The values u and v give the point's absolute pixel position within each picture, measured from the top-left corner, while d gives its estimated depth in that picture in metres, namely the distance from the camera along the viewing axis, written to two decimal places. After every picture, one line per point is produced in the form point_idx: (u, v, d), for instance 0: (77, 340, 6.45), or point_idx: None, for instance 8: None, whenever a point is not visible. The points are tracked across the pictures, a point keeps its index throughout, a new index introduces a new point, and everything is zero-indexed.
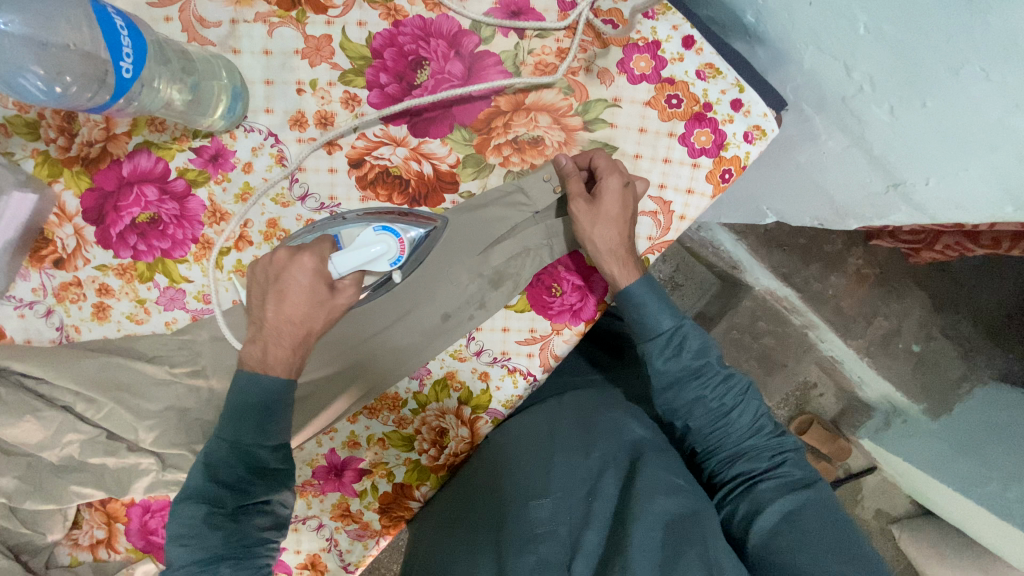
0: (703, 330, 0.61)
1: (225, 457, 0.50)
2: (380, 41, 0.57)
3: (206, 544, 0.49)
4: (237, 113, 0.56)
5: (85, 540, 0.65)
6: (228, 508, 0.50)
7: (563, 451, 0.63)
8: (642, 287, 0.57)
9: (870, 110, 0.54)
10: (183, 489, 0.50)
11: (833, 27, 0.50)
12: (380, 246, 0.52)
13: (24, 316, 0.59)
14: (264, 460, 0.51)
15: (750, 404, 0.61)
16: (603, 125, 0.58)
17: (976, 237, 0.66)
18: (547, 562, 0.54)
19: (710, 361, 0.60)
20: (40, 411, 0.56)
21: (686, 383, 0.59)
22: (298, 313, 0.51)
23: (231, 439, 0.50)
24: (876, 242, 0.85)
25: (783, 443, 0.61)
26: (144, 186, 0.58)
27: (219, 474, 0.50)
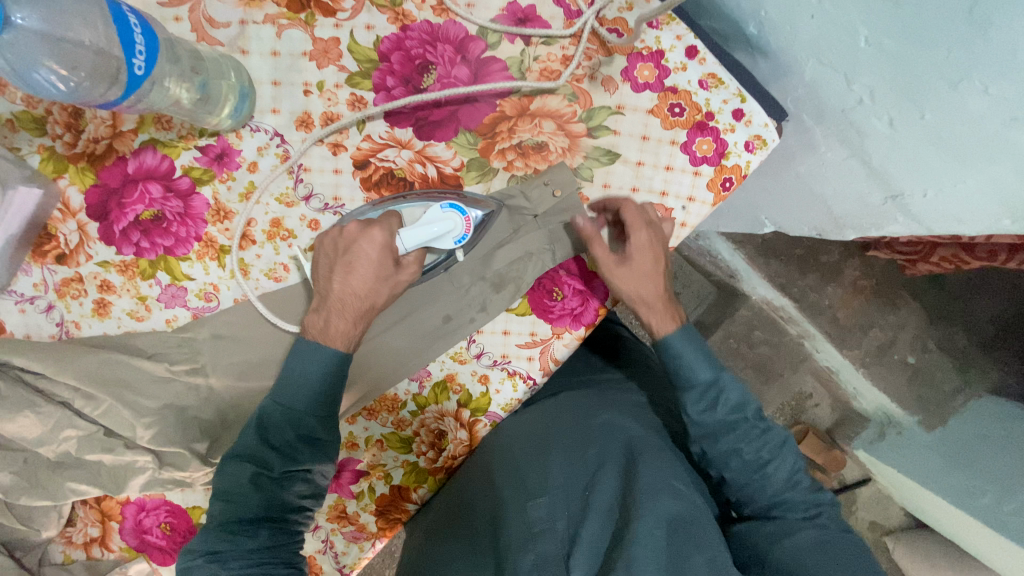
0: (741, 385, 0.62)
1: (277, 421, 0.53)
2: (388, 45, 0.57)
3: (248, 503, 0.53)
4: (243, 113, 0.56)
5: (79, 538, 0.64)
6: (274, 471, 0.53)
7: (561, 451, 0.64)
8: (680, 339, 0.60)
9: (870, 123, 0.55)
10: (235, 447, 0.53)
11: (835, 40, 0.51)
12: (447, 223, 0.55)
13: (24, 311, 0.59)
14: (312, 430, 0.53)
15: (788, 459, 0.61)
16: (607, 132, 0.59)
17: (973, 249, 0.67)
18: (545, 558, 0.56)
19: (747, 416, 0.60)
20: (38, 406, 0.56)
21: (722, 435, 0.60)
22: (364, 286, 0.53)
23: (286, 404, 0.53)
24: (874, 255, 0.86)
25: (820, 499, 0.60)
26: (149, 183, 0.58)
27: (268, 436, 0.53)
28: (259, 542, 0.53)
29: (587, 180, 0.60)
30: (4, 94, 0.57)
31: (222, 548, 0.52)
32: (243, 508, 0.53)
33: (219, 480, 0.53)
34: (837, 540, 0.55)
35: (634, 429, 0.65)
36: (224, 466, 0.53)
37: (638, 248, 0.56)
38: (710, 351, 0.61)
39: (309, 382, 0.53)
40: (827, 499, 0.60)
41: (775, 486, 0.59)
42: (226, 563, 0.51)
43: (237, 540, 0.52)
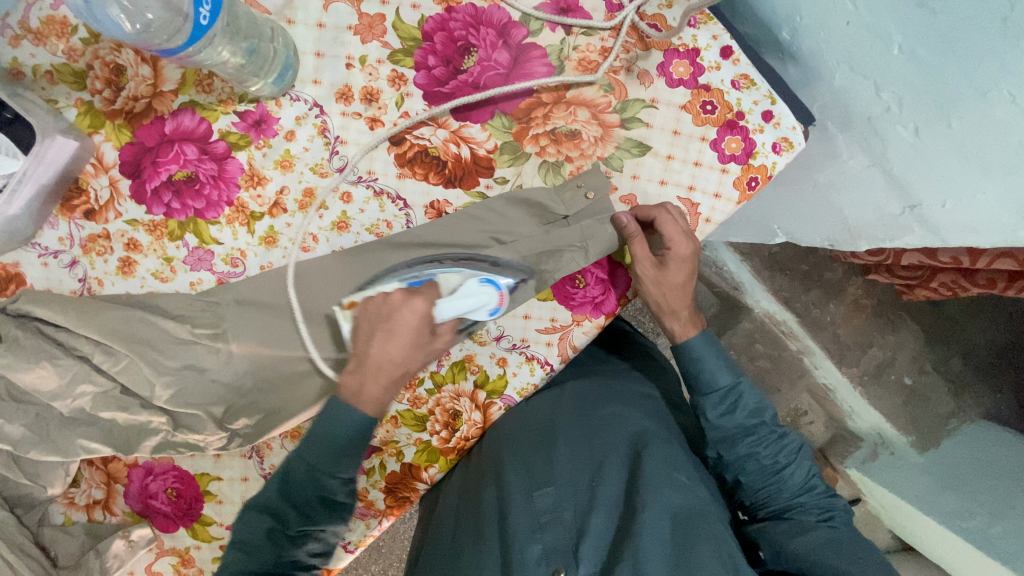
0: (760, 390, 0.63)
1: (300, 480, 0.50)
2: (432, 25, 0.59)
3: (262, 557, 0.51)
4: (286, 81, 0.57)
5: (82, 500, 0.64)
6: (289, 530, 0.51)
7: (568, 440, 0.64)
8: (702, 344, 0.62)
9: (895, 130, 0.57)
10: (255, 495, 0.52)
11: (867, 46, 0.53)
12: (482, 298, 0.54)
13: (47, 264, 0.59)
14: (334, 490, 0.51)
15: (803, 464, 0.62)
16: (639, 125, 0.60)
17: (973, 275, 0.69)
18: (554, 549, 0.56)
19: (765, 421, 0.61)
20: (57, 358, 0.55)
21: (739, 440, 0.61)
22: (400, 352, 0.51)
23: (310, 463, 0.50)
24: (875, 277, 0.88)
25: (832, 503, 0.61)
26: (185, 144, 0.58)
27: (289, 492, 0.51)
28: None
29: (617, 170, 0.61)
30: (46, 45, 0.57)
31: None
32: (258, 562, 0.51)
33: (239, 529, 0.52)
34: (853, 543, 0.55)
35: (641, 419, 0.66)
36: (246, 514, 0.52)
37: (679, 249, 0.57)
38: (730, 357, 0.63)
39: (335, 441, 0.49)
40: (841, 505, 0.61)
41: (789, 488, 0.61)
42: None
43: None
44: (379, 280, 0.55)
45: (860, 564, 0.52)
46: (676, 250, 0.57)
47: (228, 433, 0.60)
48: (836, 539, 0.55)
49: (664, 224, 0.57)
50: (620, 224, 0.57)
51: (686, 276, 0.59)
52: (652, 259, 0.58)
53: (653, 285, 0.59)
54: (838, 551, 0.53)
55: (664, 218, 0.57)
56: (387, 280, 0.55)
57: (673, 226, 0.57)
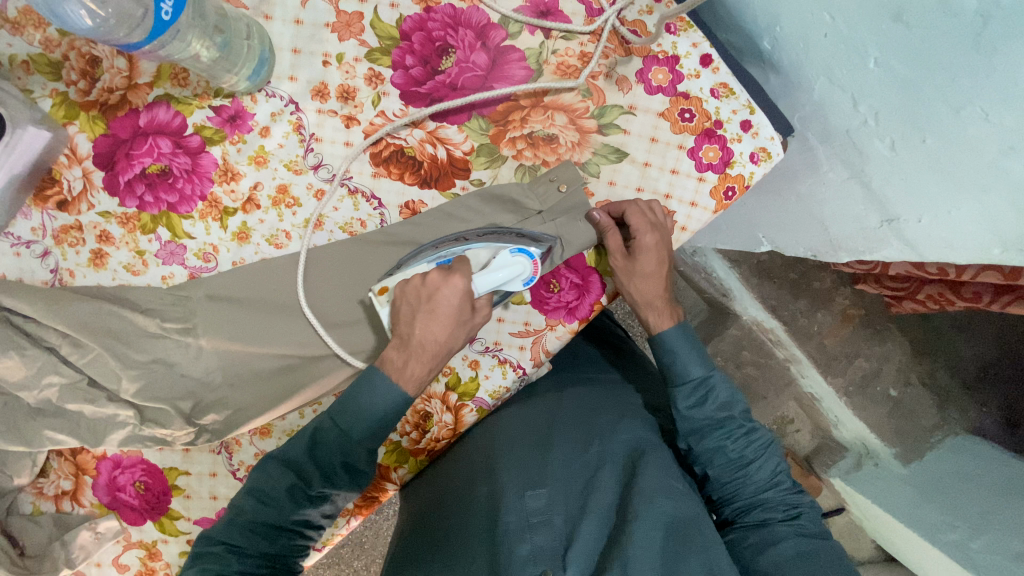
0: (732, 384, 0.62)
1: (328, 443, 0.54)
2: (410, 24, 0.58)
3: (279, 510, 0.54)
4: (261, 77, 0.57)
5: (50, 490, 0.64)
6: (310, 490, 0.54)
7: (563, 442, 0.64)
8: (677, 335, 0.62)
9: (873, 144, 0.56)
10: (281, 448, 0.55)
11: (846, 59, 0.52)
12: (518, 267, 0.53)
13: (19, 254, 0.59)
14: (356, 462, 0.54)
15: (771, 460, 0.62)
16: (617, 131, 0.60)
17: (959, 289, 0.69)
18: (542, 550, 0.55)
19: (734, 414, 0.61)
20: (23, 349, 0.55)
21: (708, 432, 0.61)
22: (442, 333, 0.52)
23: (342, 429, 0.53)
24: (862, 287, 0.88)
25: (799, 500, 0.60)
26: (159, 137, 0.58)
27: (317, 453, 0.54)
28: (275, 547, 0.55)
29: (594, 176, 0.60)
30: (22, 35, 0.57)
31: (242, 543, 0.54)
32: (272, 513, 0.54)
33: (257, 478, 0.55)
34: (817, 549, 0.55)
35: (638, 430, 0.66)
36: (266, 465, 0.55)
37: (645, 239, 0.57)
38: (704, 350, 0.62)
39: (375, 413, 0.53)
40: (807, 500, 0.60)
41: (755, 484, 0.61)
42: (241, 557, 0.53)
43: (256, 540, 0.54)
44: (406, 264, 0.55)
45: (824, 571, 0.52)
46: (642, 240, 0.56)
47: (196, 428, 0.60)
48: (804, 545, 0.55)
49: (633, 213, 0.57)
50: (593, 216, 0.58)
51: (657, 266, 0.58)
52: (620, 250, 0.58)
53: (624, 275, 0.59)
54: (804, 560, 0.53)
55: (633, 209, 0.57)
56: (416, 261, 0.55)
57: (640, 218, 0.57)
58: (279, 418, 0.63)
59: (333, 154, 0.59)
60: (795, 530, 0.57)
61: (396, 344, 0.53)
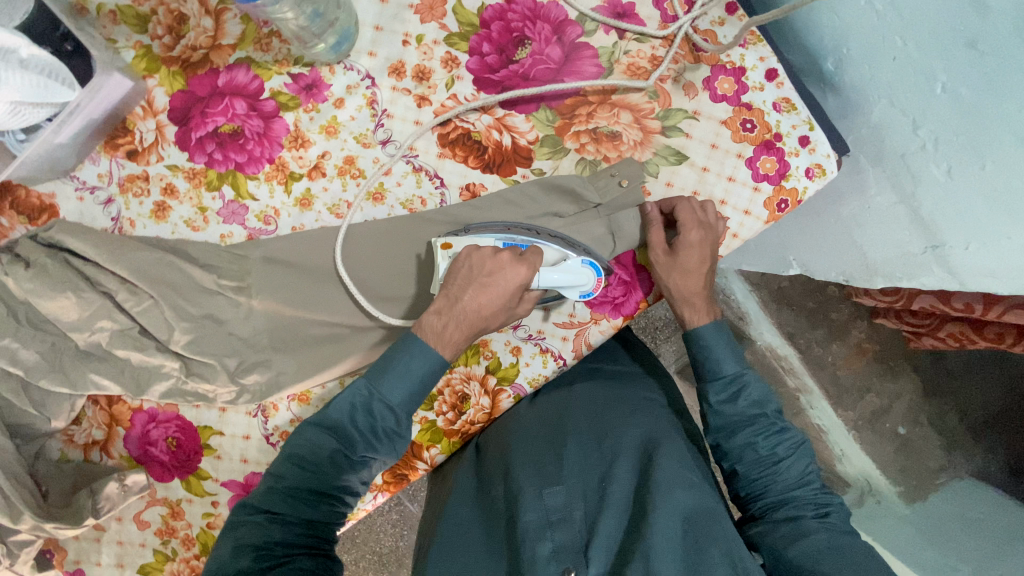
0: (765, 383, 0.62)
1: (368, 407, 0.52)
2: (490, 13, 0.60)
3: (321, 476, 0.52)
4: (342, 50, 0.59)
5: (81, 439, 0.64)
6: (353, 454, 0.52)
7: (576, 438, 0.63)
8: (712, 333, 0.62)
9: (928, 169, 0.58)
10: (319, 415, 0.52)
11: (912, 83, 0.55)
12: (581, 277, 0.55)
13: (82, 199, 0.61)
14: (398, 424, 0.53)
15: (802, 460, 0.60)
16: (679, 134, 0.61)
17: (982, 328, 0.71)
18: (564, 548, 0.55)
19: (766, 413, 0.61)
20: (81, 291, 0.56)
21: (739, 429, 0.60)
22: (485, 309, 0.52)
23: (381, 393, 0.52)
24: (881, 321, 0.89)
25: (829, 498, 0.59)
26: (235, 98, 0.59)
27: (359, 418, 0.52)
28: (318, 515, 0.52)
29: (652, 176, 0.62)
30: None
31: (283, 510, 0.51)
32: (315, 479, 0.51)
33: (294, 444, 0.52)
34: (850, 545, 0.53)
35: (649, 424, 0.64)
36: (305, 430, 0.52)
37: (689, 236, 0.58)
38: (738, 348, 0.62)
39: (417, 375, 0.52)
40: (838, 500, 0.59)
41: (785, 482, 0.59)
42: (284, 526, 0.51)
43: (299, 509, 0.51)
44: (477, 232, 0.57)
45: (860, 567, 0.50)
46: (687, 236, 0.57)
47: (238, 387, 0.60)
48: (837, 540, 0.53)
49: (683, 208, 0.58)
50: (644, 210, 0.59)
51: (698, 262, 0.58)
52: (663, 246, 0.59)
53: (664, 271, 0.59)
54: (837, 555, 0.52)
55: (683, 206, 0.58)
56: (486, 234, 0.56)
57: (689, 214, 0.58)
58: (319, 385, 0.63)
59: (402, 129, 0.61)
60: (827, 527, 0.55)
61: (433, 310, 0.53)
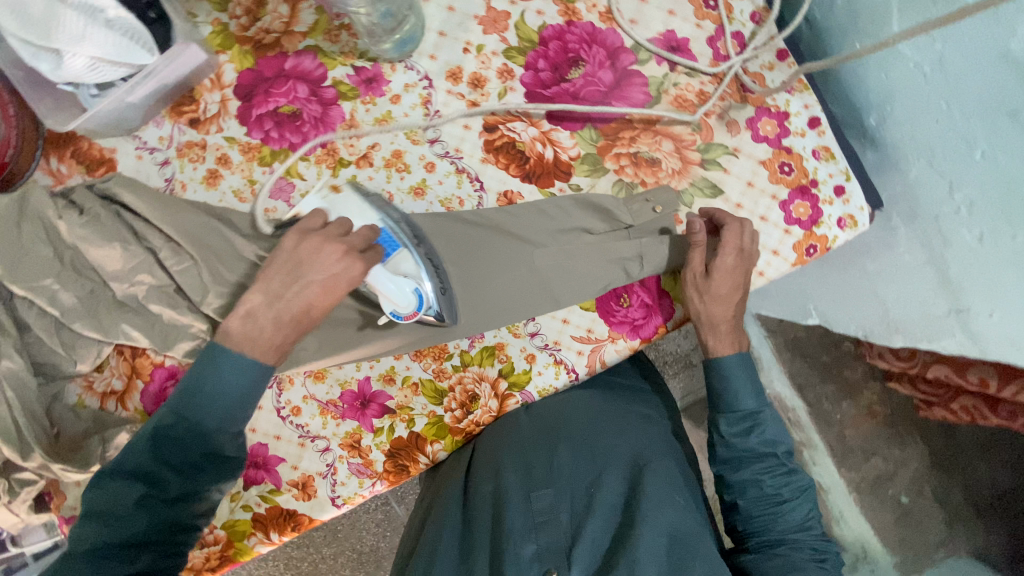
0: (781, 425, 0.62)
1: (179, 437, 0.49)
2: (550, 32, 0.63)
3: (130, 526, 0.48)
4: (405, 50, 0.62)
5: (100, 386, 0.66)
6: (168, 494, 0.49)
7: (570, 443, 0.62)
8: (735, 363, 0.61)
9: (959, 233, 0.59)
10: (113, 464, 0.48)
11: (951, 147, 0.56)
12: (397, 293, 0.52)
13: (141, 157, 0.64)
14: (223, 445, 0.51)
15: (805, 504, 0.60)
16: (718, 168, 0.63)
17: (994, 404, 0.71)
18: (547, 550, 0.55)
19: (777, 453, 0.61)
20: (128, 243, 0.58)
21: (747, 463, 0.61)
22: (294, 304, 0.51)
23: (193, 418, 0.50)
24: (894, 385, 0.89)
25: (825, 546, 0.59)
26: (299, 82, 0.63)
27: (166, 453, 0.49)
28: (135, 568, 0.48)
29: (686, 206, 0.63)
30: None
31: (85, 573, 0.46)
32: (122, 530, 0.48)
33: (93, 498, 0.48)
34: None
35: (642, 440, 0.63)
36: (103, 482, 0.48)
37: (725, 260, 0.58)
38: (759, 385, 0.62)
39: (229, 392, 0.50)
40: (835, 549, 0.59)
41: (786, 523, 0.59)
42: None
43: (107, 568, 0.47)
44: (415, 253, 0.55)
45: None
46: (722, 260, 0.58)
47: None
48: None
49: (727, 233, 0.58)
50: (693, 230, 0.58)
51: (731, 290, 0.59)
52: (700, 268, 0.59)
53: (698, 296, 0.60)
54: None
55: (732, 228, 0.58)
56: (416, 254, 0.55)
57: (734, 237, 0.58)
58: (336, 366, 0.65)
59: (450, 131, 0.63)
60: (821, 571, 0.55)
61: (238, 315, 0.51)
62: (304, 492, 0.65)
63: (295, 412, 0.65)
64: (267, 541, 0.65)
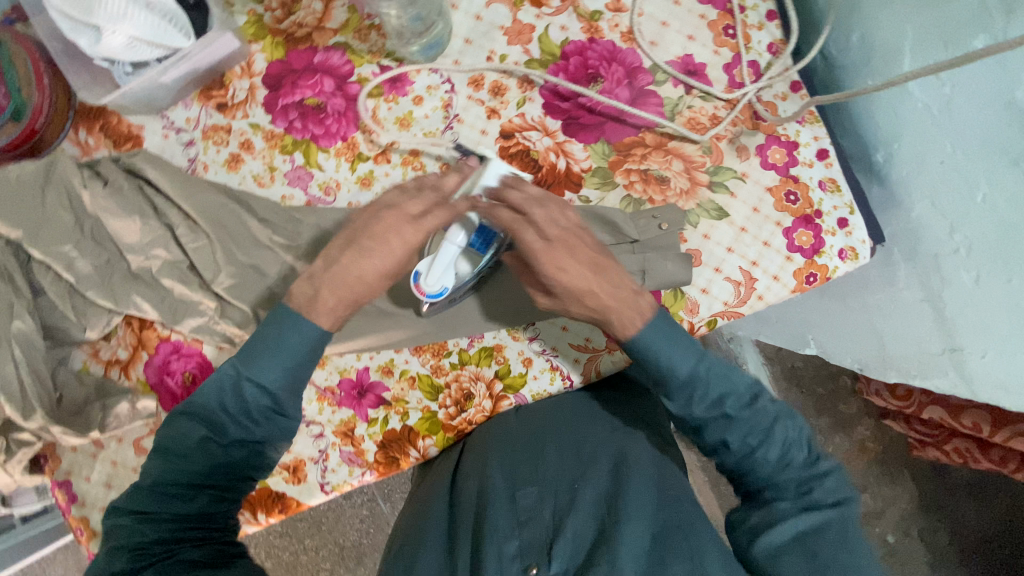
0: (720, 369, 0.53)
1: (241, 386, 0.50)
2: (572, 48, 0.65)
3: (191, 466, 0.50)
4: (430, 54, 0.65)
5: (105, 355, 0.67)
6: (226, 439, 0.50)
7: (557, 444, 0.60)
8: (649, 330, 0.52)
9: (957, 274, 0.60)
10: (186, 406, 0.51)
11: (953, 187, 0.58)
12: (440, 272, 0.58)
13: (167, 137, 0.66)
14: (278, 400, 0.51)
15: (781, 441, 0.51)
16: (724, 191, 0.64)
17: (987, 449, 0.71)
18: (529, 547, 0.51)
19: (730, 411, 0.51)
20: (147, 218, 0.61)
21: (703, 428, 0.52)
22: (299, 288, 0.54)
23: (254, 369, 0.50)
24: (890, 425, 0.89)
25: (813, 473, 0.51)
26: (326, 77, 0.65)
27: (229, 400, 0.50)
28: (193, 509, 0.49)
29: (691, 225, 0.64)
30: None
31: (153, 509, 0.49)
32: (183, 469, 0.49)
33: (166, 437, 0.51)
34: (826, 534, 0.48)
35: (632, 439, 0.60)
36: (175, 421, 0.51)
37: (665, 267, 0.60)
38: (679, 336, 0.53)
39: (293, 349, 0.51)
40: (825, 471, 0.51)
41: (761, 469, 0.51)
42: (153, 525, 0.48)
43: (169, 504, 0.49)
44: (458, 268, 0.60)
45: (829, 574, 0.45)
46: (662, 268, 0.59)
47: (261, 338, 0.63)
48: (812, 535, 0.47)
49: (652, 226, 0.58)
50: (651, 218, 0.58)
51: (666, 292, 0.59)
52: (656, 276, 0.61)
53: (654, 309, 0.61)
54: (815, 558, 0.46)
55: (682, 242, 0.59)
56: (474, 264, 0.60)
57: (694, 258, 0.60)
58: (338, 354, 0.67)
59: (468, 134, 0.65)
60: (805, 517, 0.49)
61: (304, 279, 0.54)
62: (294, 476, 0.66)
63: None
64: (253, 522, 0.66)
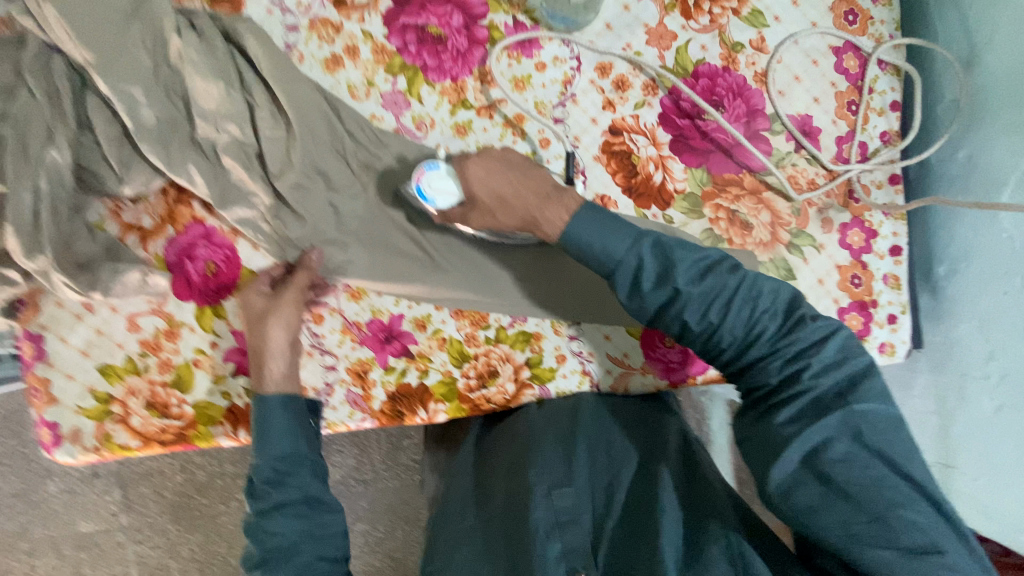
0: (666, 239, 0.50)
1: (261, 472, 0.53)
2: (705, 70, 0.64)
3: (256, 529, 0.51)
4: (568, 26, 0.63)
5: (127, 218, 0.60)
6: (261, 504, 0.52)
7: (588, 440, 0.59)
8: (584, 216, 0.51)
9: (979, 398, 0.63)
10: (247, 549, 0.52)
11: (1011, 321, 0.60)
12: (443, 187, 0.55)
13: (271, 13, 0.60)
14: (283, 445, 0.54)
15: (746, 313, 0.48)
16: (799, 254, 0.65)
17: None
18: (573, 549, 0.53)
19: (682, 289, 0.48)
20: (232, 88, 0.56)
21: (661, 316, 0.50)
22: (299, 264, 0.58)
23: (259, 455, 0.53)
24: None
25: (792, 338, 0.47)
26: (457, 11, 0.62)
27: (252, 488, 0.53)
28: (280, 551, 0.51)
29: None
30: None
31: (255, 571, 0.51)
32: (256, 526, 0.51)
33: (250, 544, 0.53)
34: (822, 413, 0.44)
35: (654, 436, 0.61)
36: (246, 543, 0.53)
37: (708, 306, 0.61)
38: (617, 221, 0.50)
39: (280, 428, 0.54)
40: (801, 334, 0.47)
41: (730, 346, 0.49)
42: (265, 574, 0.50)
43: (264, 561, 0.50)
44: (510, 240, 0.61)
45: (850, 488, 0.42)
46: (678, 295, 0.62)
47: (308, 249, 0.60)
48: (813, 429, 0.44)
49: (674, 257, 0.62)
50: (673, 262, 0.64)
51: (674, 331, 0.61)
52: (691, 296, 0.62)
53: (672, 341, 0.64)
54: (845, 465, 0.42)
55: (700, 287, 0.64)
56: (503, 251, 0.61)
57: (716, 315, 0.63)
58: (377, 292, 0.63)
59: (578, 117, 0.63)
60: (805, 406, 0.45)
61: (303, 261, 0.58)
62: None
63: (317, 320, 0.62)
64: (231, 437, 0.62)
